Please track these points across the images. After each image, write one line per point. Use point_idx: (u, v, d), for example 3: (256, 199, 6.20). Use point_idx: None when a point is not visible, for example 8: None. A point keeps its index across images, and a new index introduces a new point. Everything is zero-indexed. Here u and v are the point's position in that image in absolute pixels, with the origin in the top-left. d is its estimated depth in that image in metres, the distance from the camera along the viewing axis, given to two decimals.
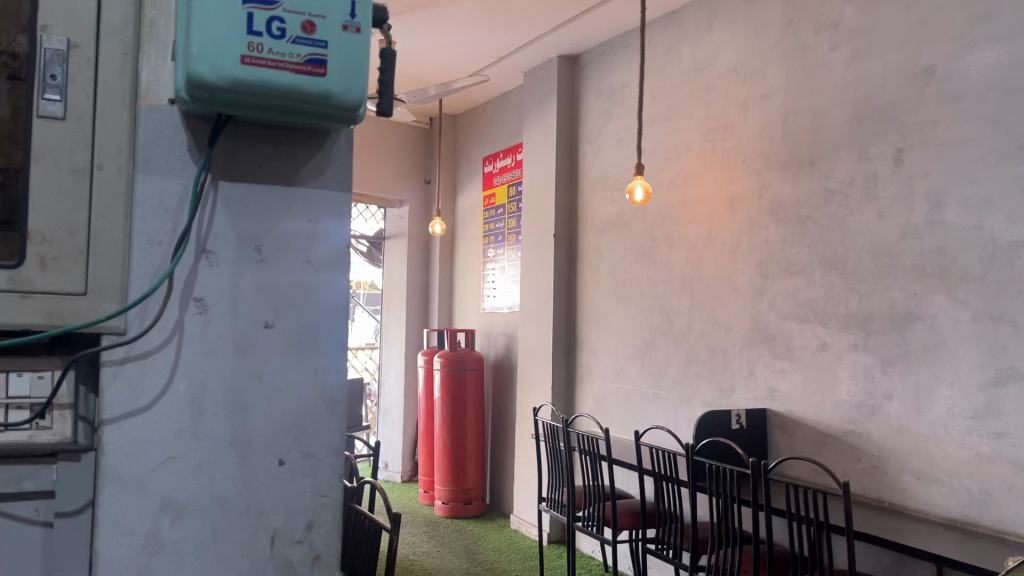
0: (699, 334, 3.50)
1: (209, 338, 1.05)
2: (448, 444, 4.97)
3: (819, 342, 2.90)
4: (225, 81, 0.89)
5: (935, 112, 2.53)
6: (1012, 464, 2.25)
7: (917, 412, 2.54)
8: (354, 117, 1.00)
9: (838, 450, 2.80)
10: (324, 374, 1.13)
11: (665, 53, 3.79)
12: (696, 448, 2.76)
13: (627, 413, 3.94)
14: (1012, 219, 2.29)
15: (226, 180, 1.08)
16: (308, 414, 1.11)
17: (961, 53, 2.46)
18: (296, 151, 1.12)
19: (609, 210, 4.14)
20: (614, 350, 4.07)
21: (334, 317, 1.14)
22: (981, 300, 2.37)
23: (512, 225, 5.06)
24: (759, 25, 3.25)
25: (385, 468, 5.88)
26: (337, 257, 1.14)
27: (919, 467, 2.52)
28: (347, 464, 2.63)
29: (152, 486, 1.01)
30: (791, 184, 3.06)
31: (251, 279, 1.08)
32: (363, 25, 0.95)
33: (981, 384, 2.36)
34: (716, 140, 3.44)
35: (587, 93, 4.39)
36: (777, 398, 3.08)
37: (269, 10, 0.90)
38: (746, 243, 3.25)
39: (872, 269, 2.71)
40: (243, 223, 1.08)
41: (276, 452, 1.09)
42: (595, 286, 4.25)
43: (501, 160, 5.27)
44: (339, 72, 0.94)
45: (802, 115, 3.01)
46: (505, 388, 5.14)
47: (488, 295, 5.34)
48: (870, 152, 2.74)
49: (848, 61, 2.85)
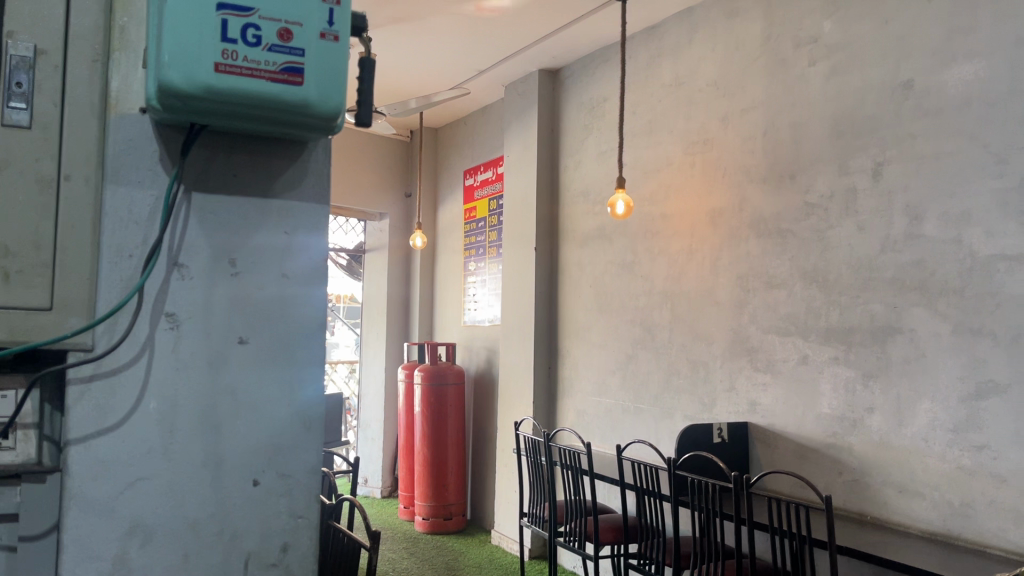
0: (680, 347, 3.49)
1: (181, 354, 1.02)
2: (428, 459, 4.92)
3: (800, 355, 2.90)
4: (197, 89, 0.86)
5: (913, 126, 2.55)
6: (992, 477, 2.25)
7: (898, 425, 2.53)
8: (332, 128, 0.98)
9: (820, 464, 2.80)
10: (300, 391, 1.10)
11: (645, 67, 3.80)
12: (679, 462, 2.73)
13: (608, 427, 3.92)
14: (990, 233, 2.31)
15: (199, 191, 1.05)
16: (284, 432, 1.08)
17: (938, 68, 2.48)
18: (272, 162, 1.10)
19: (590, 223, 4.14)
20: (595, 364, 4.05)
21: (309, 331, 1.11)
22: (960, 313, 2.38)
23: (493, 238, 5.05)
24: (738, 40, 3.26)
25: (365, 484, 5.81)
26: (314, 271, 1.12)
27: (901, 481, 2.51)
28: (324, 481, 2.57)
29: (120, 508, 0.98)
30: (771, 197, 3.07)
31: (225, 294, 1.05)
32: (341, 33, 0.93)
33: (961, 397, 2.36)
34: (697, 153, 3.45)
35: (568, 107, 4.39)
36: (759, 412, 3.07)
37: (244, 17, 0.88)
38: (727, 256, 3.25)
39: (852, 282, 2.72)
40: (217, 236, 1.05)
41: (251, 472, 1.06)
42: (576, 299, 4.23)
43: (482, 173, 5.26)
44: (317, 81, 0.91)
45: (782, 129, 3.03)
46: (487, 402, 5.11)
47: (469, 309, 5.31)
48: (849, 166, 2.75)
49: (826, 76, 2.86)
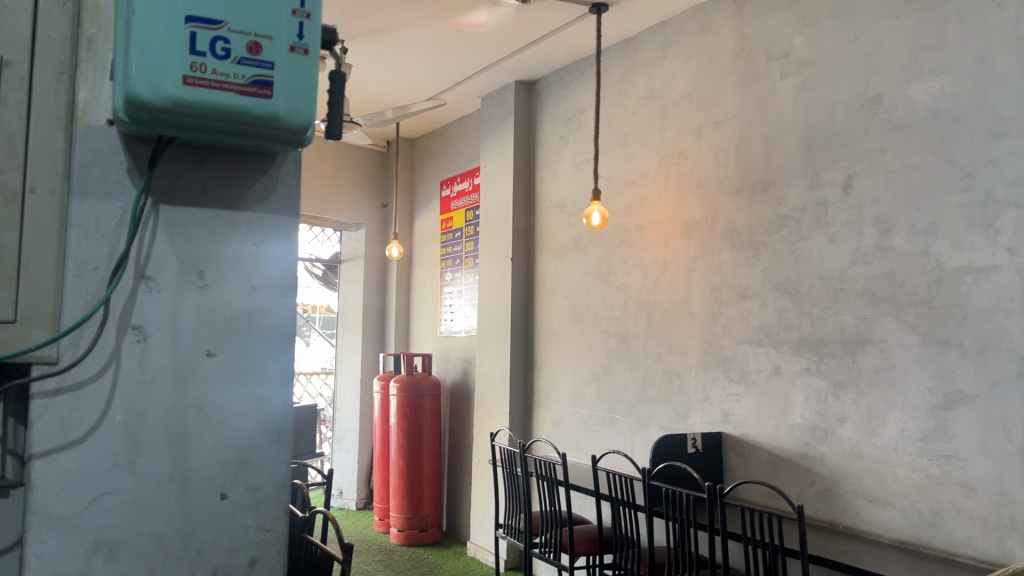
0: (655, 358, 3.51)
1: (148, 367, 1.01)
2: (404, 471, 4.90)
3: (772, 366, 2.93)
4: (165, 101, 0.86)
5: (882, 140, 2.59)
6: (961, 486, 2.28)
7: (869, 435, 2.56)
8: (301, 142, 0.98)
9: (792, 473, 2.82)
10: (268, 404, 1.09)
11: (620, 80, 3.83)
12: (653, 472, 2.74)
13: (583, 437, 3.93)
14: (957, 245, 2.35)
15: (167, 204, 1.04)
16: (252, 444, 1.08)
17: (907, 83, 2.52)
18: (241, 173, 1.10)
19: (566, 234, 4.15)
20: (570, 375, 4.06)
21: (277, 343, 1.11)
22: (928, 324, 2.41)
23: (470, 248, 5.05)
24: (711, 53, 3.30)
25: (339, 496, 5.77)
26: (283, 283, 1.12)
27: (872, 490, 2.54)
28: (296, 493, 2.54)
29: (84, 523, 0.96)
30: (743, 210, 3.10)
31: (193, 306, 1.05)
32: (311, 47, 0.94)
33: (930, 407, 2.39)
34: (671, 166, 3.48)
35: (543, 118, 4.41)
36: (732, 422, 3.09)
37: (214, 30, 0.88)
38: (701, 267, 3.28)
39: (824, 293, 2.75)
40: (185, 247, 1.05)
41: (218, 485, 1.05)
42: (552, 309, 4.24)
43: (458, 184, 5.27)
44: (286, 94, 0.91)
45: (754, 142, 3.06)
46: (462, 413, 5.10)
47: (445, 319, 5.30)
48: (820, 179, 2.79)
49: (798, 90, 2.90)
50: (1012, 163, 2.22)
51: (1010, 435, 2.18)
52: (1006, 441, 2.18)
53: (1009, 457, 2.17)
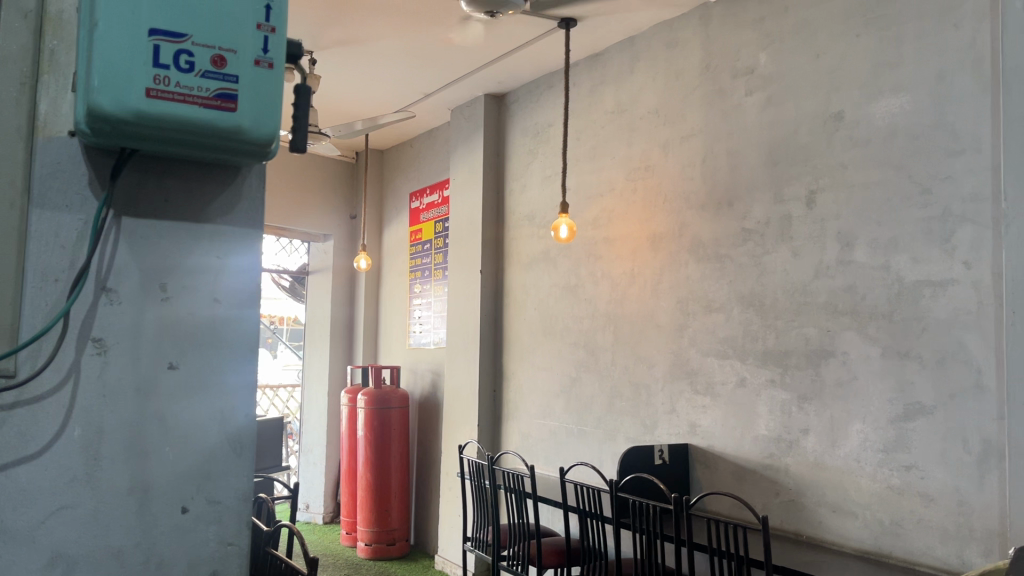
0: (623, 370, 3.53)
1: (108, 380, 1.00)
2: (371, 484, 4.87)
3: (737, 378, 2.96)
4: (128, 114, 0.86)
5: (843, 156, 2.64)
6: (921, 496, 2.33)
7: (832, 446, 2.60)
8: (266, 156, 0.98)
9: (757, 485, 2.85)
10: (231, 415, 1.09)
11: (589, 94, 3.86)
12: (620, 484, 2.75)
13: (552, 449, 3.94)
14: (917, 259, 2.40)
15: (130, 216, 1.04)
16: (214, 457, 1.07)
17: (867, 100, 2.58)
18: (205, 186, 1.09)
19: (535, 246, 4.17)
20: (539, 387, 4.07)
21: (241, 355, 1.10)
22: (888, 337, 2.46)
23: (439, 260, 5.06)
24: (678, 69, 3.34)
25: (306, 510, 5.71)
26: (246, 295, 1.11)
27: (834, 501, 2.57)
28: (260, 507, 2.51)
29: (40, 538, 0.95)
30: (709, 223, 3.14)
31: (154, 318, 1.04)
32: (276, 61, 0.94)
33: (890, 418, 2.43)
34: (638, 180, 3.51)
35: (512, 131, 4.43)
36: (698, 434, 3.12)
37: (177, 43, 0.88)
38: (667, 280, 3.31)
39: (788, 306, 2.79)
40: (147, 259, 1.04)
41: (179, 499, 1.04)
42: (521, 322, 4.25)
43: (428, 196, 5.28)
44: (250, 107, 0.92)
45: (719, 157, 3.11)
46: (431, 426, 5.08)
47: (414, 331, 5.29)
48: (784, 193, 2.84)
49: (762, 106, 2.95)
50: (968, 180, 2.27)
51: (968, 445, 2.22)
52: (963, 451, 2.23)
53: (967, 467, 2.22)
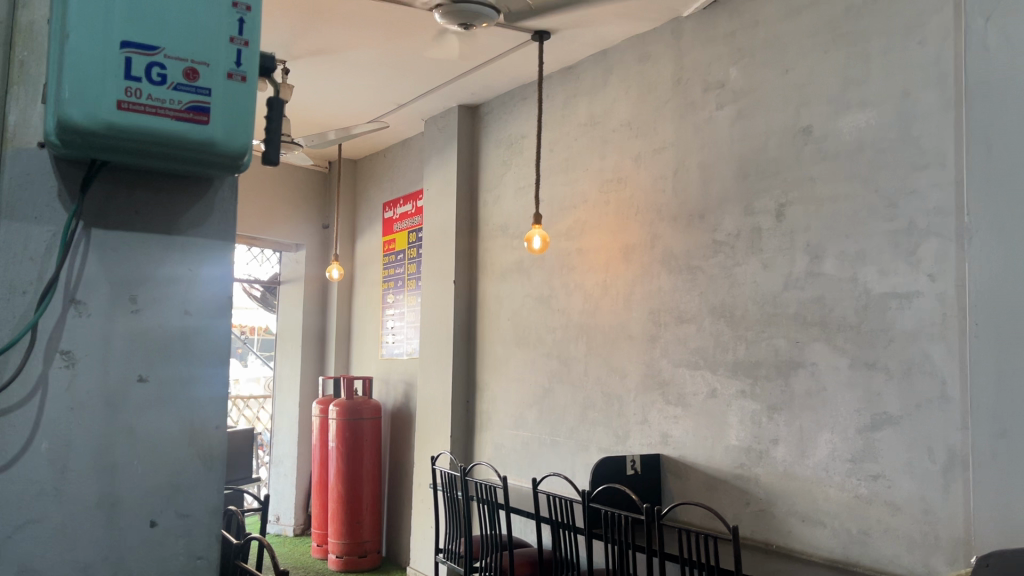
0: (596, 381, 3.55)
1: (77, 394, 0.99)
2: (343, 496, 4.83)
3: (708, 389, 2.99)
4: (99, 126, 0.85)
5: (812, 170, 2.68)
6: (888, 505, 2.36)
7: (802, 455, 2.63)
8: (239, 168, 0.98)
9: (728, 495, 2.88)
10: (201, 427, 1.07)
11: (562, 106, 3.89)
12: (592, 494, 2.75)
13: (524, 460, 3.94)
14: (883, 271, 2.44)
15: (100, 228, 1.03)
16: (184, 470, 1.05)
17: (835, 115, 2.62)
18: (177, 198, 1.08)
19: (509, 257, 4.18)
20: (512, 397, 4.08)
21: (212, 366, 1.09)
22: (856, 347, 2.50)
23: (412, 270, 5.05)
24: (651, 82, 3.38)
25: (276, 522, 5.66)
26: (218, 305, 1.10)
27: (804, 510, 2.60)
28: (230, 520, 2.47)
29: (6, 552, 0.94)
30: (681, 235, 3.17)
31: (124, 330, 1.03)
32: (249, 74, 0.94)
33: (858, 428, 2.47)
34: (611, 192, 3.54)
35: (486, 142, 4.45)
36: (670, 444, 3.14)
37: (149, 56, 0.88)
38: (640, 292, 3.34)
39: (758, 317, 2.82)
40: (117, 271, 1.03)
41: (148, 512, 1.02)
42: (494, 332, 4.25)
43: (401, 206, 5.27)
44: (221, 119, 0.92)
45: (690, 169, 3.14)
46: (403, 437, 5.06)
47: (387, 342, 5.27)
48: (754, 206, 2.87)
49: (733, 120, 2.99)
50: (933, 194, 2.32)
51: (933, 454, 2.26)
52: (929, 460, 2.27)
53: (932, 477, 2.25)
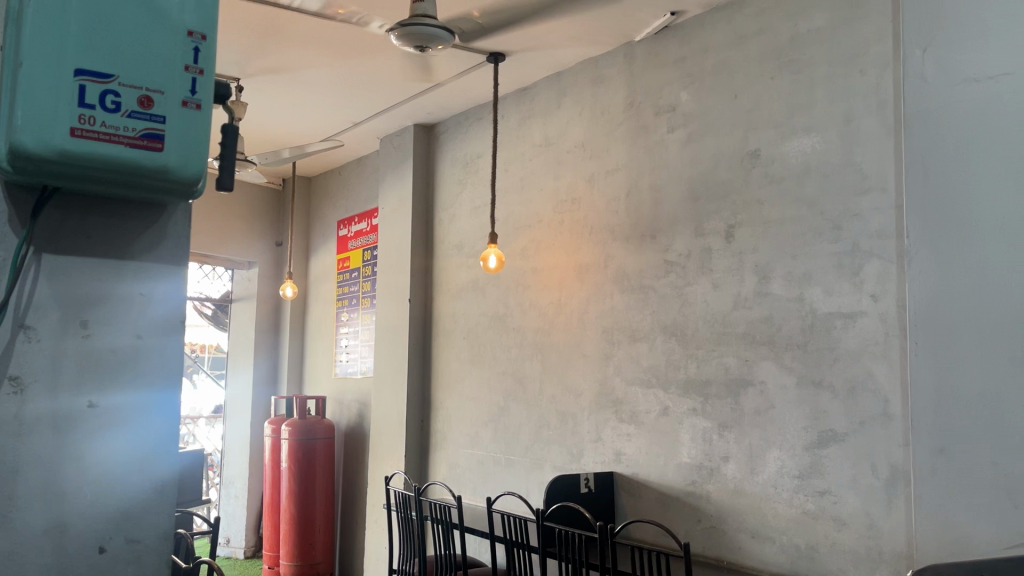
0: (550, 400, 3.57)
1: (25, 419, 0.95)
2: (295, 517, 4.77)
3: (661, 407, 3.03)
4: (51, 152, 0.85)
5: (759, 193, 2.76)
6: (834, 521, 2.42)
7: (751, 473, 2.68)
8: (193, 194, 0.98)
9: (680, 512, 2.91)
10: (151, 449, 1.04)
11: (517, 127, 3.93)
12: (546, 513, 2.76)
13: (479, 479, 3.94)
14: (828, 292, 2.51)
15: (51, 253, 0.99)
16: (134, 494, 1.02)
17: (782, 139, 2.70)
18: (130, 223, 1.05)
19: (463, 276, 4.20)
20: (466, 416, 4.08)
21: (163, 387, 1.05)
22: (803, 366, 2.56)
23: (367, 288, 5.04)
24: (604, 105, 3.44)
25: (226, 544, 5.57)
26: (170, 324, 1.07)
27: (753, 526, 2.65)
28: (180, 544, 2.41)
29: None
30: (633, 255, 3.22)
31: (74, 355, 0.99)
32: (204, 102, 0.95)
33: (805, 445, 2.53)
34: (565, 212, 3.58)
35: (442, 162, 4.47)
36: (623, 461, 3.17)
37: (103, 84, 0.88)
38: (593, 310, 3.38)
39: (708, 336, 2.88)
40: (69, 295, 0.99)
41: (97, 539, 0.98)
42: (449, 350, 4.26)
43: (356, 224, 5.26)
44: (176, 146, 0.92)
45: (643, 191, 3.20)
46: (356, 458, 5.03)
47: (341, 360, 5.24)
48: (704, 227, 2.94)
49: (683, 142, 3.06)
50: (875, 217, 2.40)
51: (877, 471, 2.32)
52: (873, 477, 2.33)
53: (877, 492, 2.32)
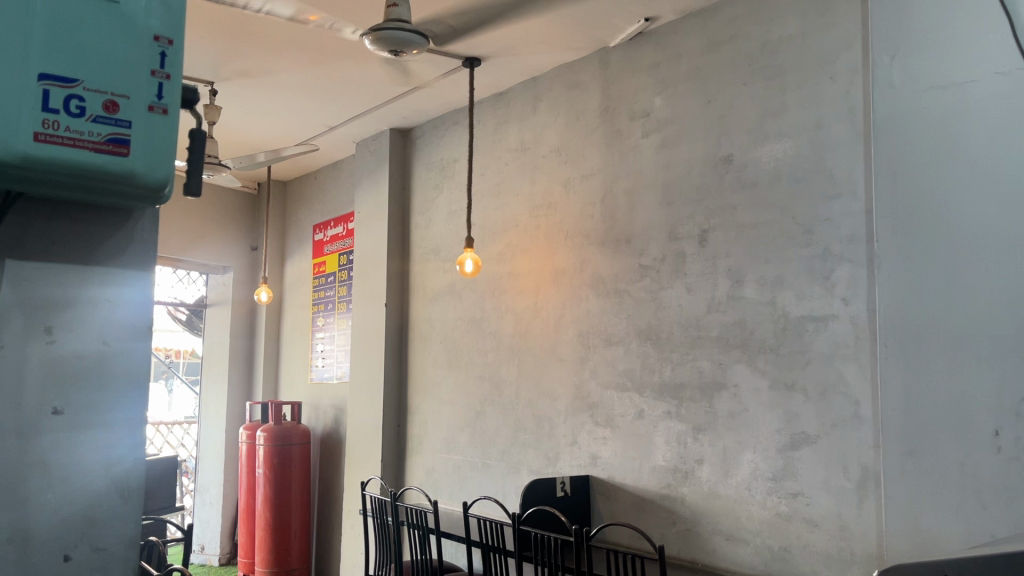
0: (526, 404, 3.58)
1: None
2: (270, 523, 4.74)
3: (636, 410, 3.05)
4: (14, 158, 0.84)
5: (733, 198, 2.78)
6: (806, 522, 2.44)
7: (724, 475, 2.70)
8: (160, 200, 0.98)
9: (655, 515, 2.92)
10: (116, 455, 1.03)
11: (493, 131, 3.93)
12: (523, 516, 2.75)
13: (455, 483, 3.93)
14: (800, 296, 2.54)
15: (14, 260, 0.98)
16: (99, 500, 1.01)
17: (754, 144, 2.73)
18: (96, 228, 1.04)
19: (440, 280, 4.19)
20: (443, 421, 4.07)
21: (129, 393, 1.04)
22: (776, 369, 2.59)
23: (343, 293, 5.02)
24: (579, 110, 3.45)
25: (201, 551, 5.51)
26: (137, 330, 1.06)
27: (727, 528, 2.67)
28: (150, 552, 2.38)
29: None
30: (609, 259, 3.24)
31: (39, 361, 0.98)
32: (170, 106, 0.95)
33: (778, 447, 2.55)
34: (541, 217, 3.59)
35: (418, 166, 4.46)
36: (600, 465, 3.18)
37: (68, 88, 0.88)
38: (569, 315, 3.39)
39: (682, 340, 2.90)
40: (33, 300, 0.98)
41: (61, 546, 0.97)
42: (426, 355, 4.25)
43: (331, 229, 5.25)
44: (142, 152, 0.92)
45: (617, 196, 3.22)
46: (332, 464, 5.00)
47: (317, 365, 5.21)
48: (678, 232, 2.96)
49: (657, 147, 3.08)
50: (845, 222, 2.43)
51: (848, 472, 2.35)
52: (844, 479, 2.36)
53: (847, 494, 2.35)
